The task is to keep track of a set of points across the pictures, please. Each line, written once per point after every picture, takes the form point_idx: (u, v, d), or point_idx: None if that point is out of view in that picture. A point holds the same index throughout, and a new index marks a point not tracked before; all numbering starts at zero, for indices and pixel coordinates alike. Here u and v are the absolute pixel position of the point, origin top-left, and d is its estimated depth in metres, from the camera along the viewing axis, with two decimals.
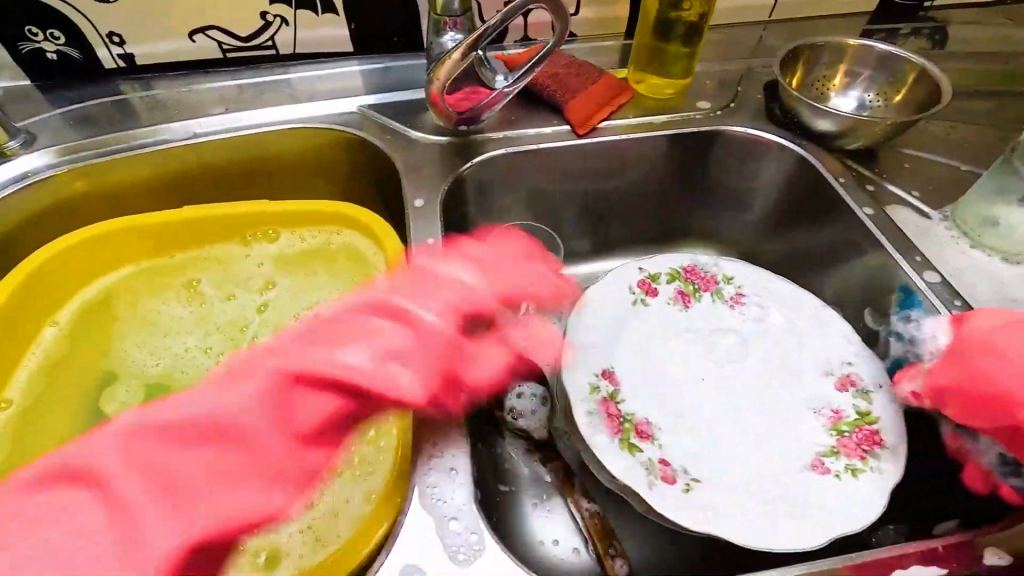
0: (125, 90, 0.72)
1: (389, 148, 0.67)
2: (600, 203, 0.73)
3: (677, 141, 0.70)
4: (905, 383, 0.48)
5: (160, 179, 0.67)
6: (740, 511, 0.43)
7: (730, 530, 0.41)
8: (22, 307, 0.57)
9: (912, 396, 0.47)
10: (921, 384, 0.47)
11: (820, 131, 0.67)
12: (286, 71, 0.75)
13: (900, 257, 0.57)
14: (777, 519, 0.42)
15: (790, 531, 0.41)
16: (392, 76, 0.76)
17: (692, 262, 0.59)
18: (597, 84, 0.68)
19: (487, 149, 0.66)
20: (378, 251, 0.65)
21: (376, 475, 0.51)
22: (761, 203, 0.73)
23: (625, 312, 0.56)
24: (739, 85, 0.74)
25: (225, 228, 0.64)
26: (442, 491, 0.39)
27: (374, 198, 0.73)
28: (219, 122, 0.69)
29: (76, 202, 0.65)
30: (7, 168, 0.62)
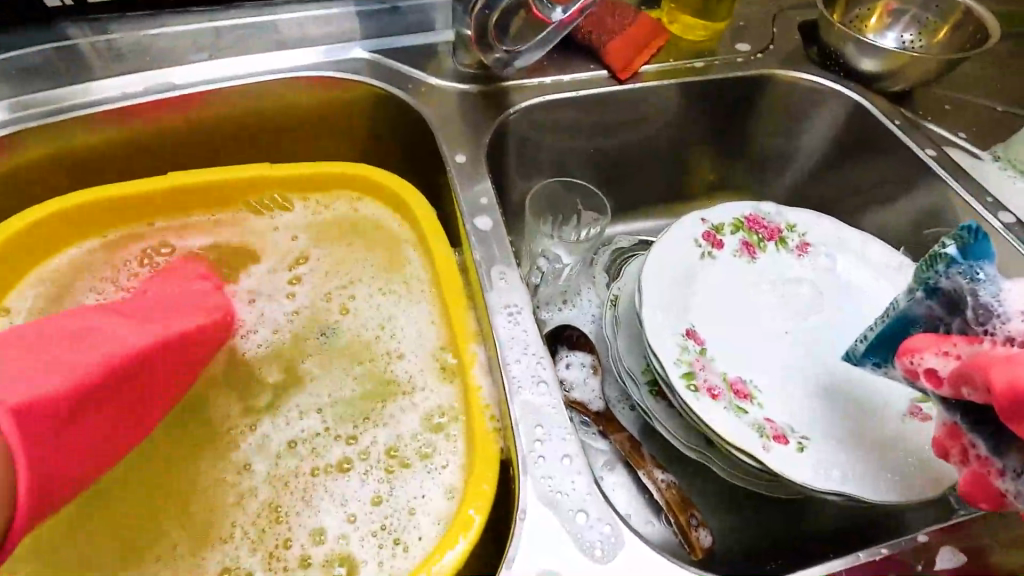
0: (74, 35, 0.59)
1: (415, 99, 0.59)
2: (637, 157, 0.68)
3: (721, 87, 0.66)
4: (929, 357, 0.35)
5: (136, 142, 0.56)
6: (868, 464, 0.43)
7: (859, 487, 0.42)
8: None
9: (927, 375, 0.36)
10: (949, 368, 0.34)
11: (864, 71, 0.64)
12: (272, 11, 0.64)
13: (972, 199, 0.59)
14: (903, 470, 0.43)
15: (920, 482, 0.42)
16: (400, 20, 0.66)
17: (752, 211, 0.56)
18: (636, 24, 0.63)
19: (526, 98, 0.60)
20: (408, 218, 0.57)
21: (450, 467, 0.44)
22: (802, 152, 0.70)
23: (694, 266, 0.52)
24: (774, 26, 0.70)
25: (223, 195, 0.56)
26: (559, 480, 0.35)
27: (392, 158, 0.65)
28: (202, 71, 0.58)
29: (32, 171, 0.54)
30: None
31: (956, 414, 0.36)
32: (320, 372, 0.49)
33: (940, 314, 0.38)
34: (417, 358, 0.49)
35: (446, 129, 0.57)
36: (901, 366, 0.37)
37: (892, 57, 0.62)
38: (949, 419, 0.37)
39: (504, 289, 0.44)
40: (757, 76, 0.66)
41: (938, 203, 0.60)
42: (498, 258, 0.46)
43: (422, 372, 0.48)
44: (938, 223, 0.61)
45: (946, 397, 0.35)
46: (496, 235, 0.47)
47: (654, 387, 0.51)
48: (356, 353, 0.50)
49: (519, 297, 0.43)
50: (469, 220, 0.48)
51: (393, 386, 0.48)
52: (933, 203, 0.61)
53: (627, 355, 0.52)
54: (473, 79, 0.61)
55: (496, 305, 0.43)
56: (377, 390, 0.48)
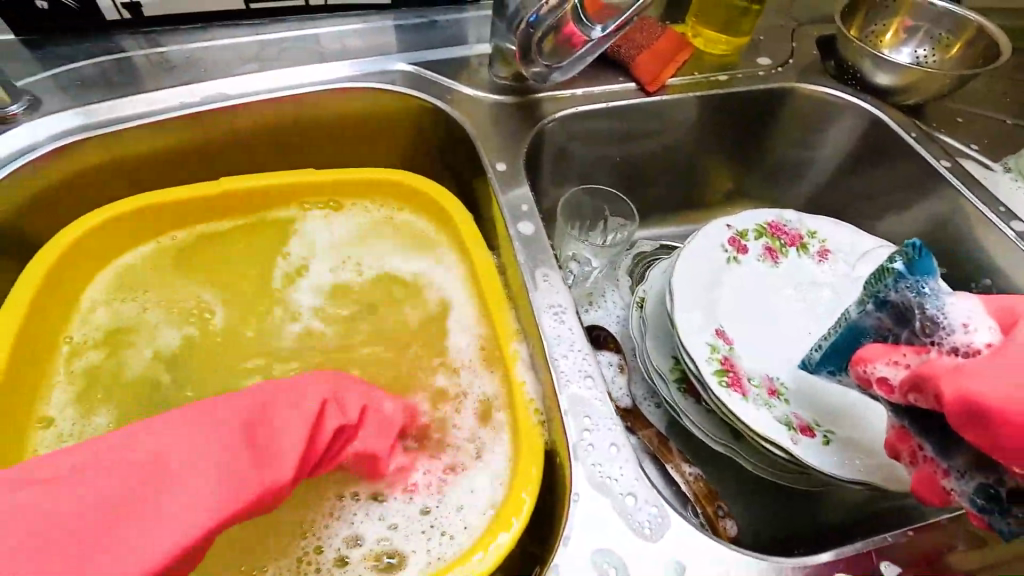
0: (129, 47, 0.62)
1: (453, 109, 0.62)
2: (660, 165, 0.71)
3: (742, 99, 0.69)
4: (883, 366, 0.39)
5: (190, 148, 0.59)
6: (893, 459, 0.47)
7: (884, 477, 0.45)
8: (54, 299, 0.51)
9: (879, 383, 0.39)
10: (901, 376, 0.38)
11: (880, 85, 0.67)
12: (315, 26, 0.67)
13: (985, 209, 0.61)
14: None
15: None
16: (436, 33, 0.69)
17: (775, 219, 0.59)
18: (662, 39, 0.66)
19: (558, 108, 0.63)
20: (445, 224, 0.60)
21: (494, 455, 0.46)
22: (819, 161, 0.73)
23: (721, 269, 0.55)
24: (793, 41, 0.73)
25: (274, 200, 0.59)
26: (608, 467, 0.38)
27: (429, 165, 0.68)
28: (252, 81, 0.61)
29: (96, 176, 0.56)
30: (11, 138, 0.53)
31: (903, 420, 0.40)
32: (369, 367, 0.52)
33: (890, 325, 0.41)
34: (461, 356, 0.52)
35: (485, 138, 0.60)
36: (855, 374, 0.41)
37: (907, 73, 0.65)
38: (899, 423, 0.41)
39: (547, 289, 0.47)
40: (777, 89, 0.69)
41: (952, 211, 0.63)
42: (540, 262, 0.49)
43: (465, 370, 0.51)
44: (949, 230, 0.64)
45: (896, 402, 0.39)
46: (539, 241, 0.51)
47: (683, 385, 0.53)
48: (402, 350, 0.53)
49: (562, 298, 0.47)
50: (512, 226, 0.52)
51: (438, 382, 0.51)
52: (944, 212, 0.64)
53: (656, 354, 0.55)
54: (508, 91, 0.64)
55: (543, 304, 0.46)
56: (423, 386, 0.51)
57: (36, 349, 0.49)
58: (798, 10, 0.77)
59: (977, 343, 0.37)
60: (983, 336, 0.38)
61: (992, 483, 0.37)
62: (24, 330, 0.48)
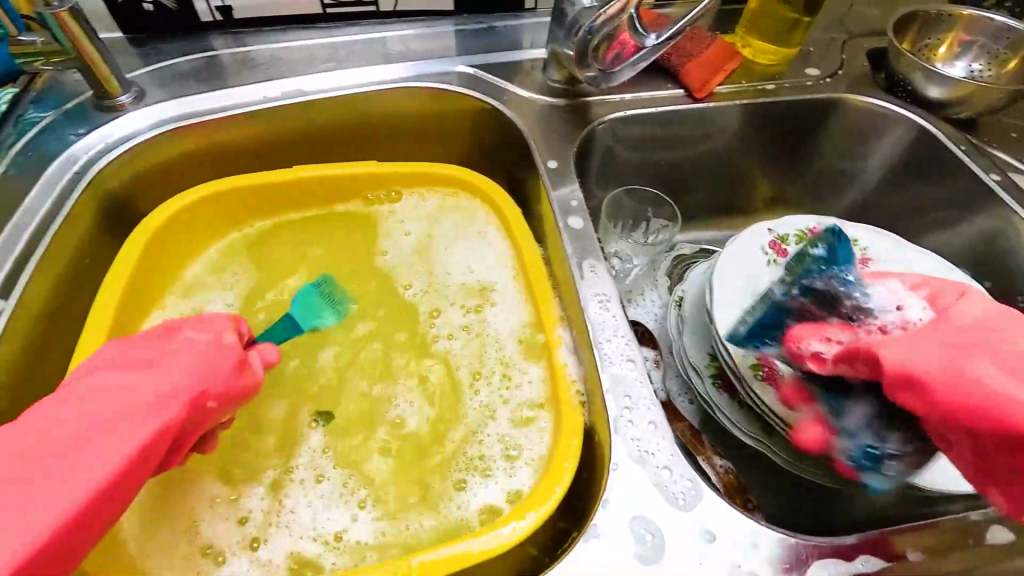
0: (218, 46, 0.68)
1: (509, 109, 0.66)
2: (704, 170, 0.74)
3: (789, 108, 0.70)
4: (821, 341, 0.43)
5: (269, 138, 0.65)
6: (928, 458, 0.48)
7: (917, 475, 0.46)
8: (150, 269, 0.57)
9: (813, 357, 0.43)
10: (833, 350, 0.42)
11: (931, 97, 0.68)
12: (384, 29, 0.72)
13: None
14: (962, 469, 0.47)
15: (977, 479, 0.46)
16: (495, 38, 0.73)
17: (816, 224, 0.61)
18: (712, 48, 0.68)
19: (608, 112, 0.66)
20: (496, 217, 0.64)
21: (537, 430, 0.50)
22: (864, 172, 0.74)
23: (761, 270, 0.57)
24: (843, 52, 0.74)
25: (340, 189, 0.64)
26: (646, 442, 0.42)
27: (481, 162, 0.72)
28: (326, 79, 0.66)
29: (187, 162, 0.63)
30: (119, 124, 0.59)
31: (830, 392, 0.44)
32: (423, 345, 0.56)
33: (812, 308, 0.45)
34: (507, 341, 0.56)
35: (538, 138, 0.64)
36: (790, 351, 0.45)
37: (960, 86, 0.65)
38: (801, 382, 0.46)
39: (594, 279, 0.51)
40: (825, 99, 0.70)
41: (1001, 226, 0.63)
42: (586, 255, 0.53)
43: (510, 354, 0.55)
44: (997, 245, 0.64)
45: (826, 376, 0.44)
46: (587, 235, 0.54)
47: (718, 380, 0.55)
48: (453, 333, 0.57)
49: (608, 288, 0.51)
50: (563, 220, 0.56)
51: (484, 365, 0.55)
52: (993, 227, 0.64)
53: (692, 349, 0.57)
54: (561, 93, 0.67)
55: (589, 292, 0.50)
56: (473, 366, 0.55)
57: (134, 312, 0.55)
58: (848, 23, 0.78)
59: (910, 317, 0.41)
60: (916, 311, 0.41)
61: (875, 446, 0.41)
62: (125, 294, 0.54)
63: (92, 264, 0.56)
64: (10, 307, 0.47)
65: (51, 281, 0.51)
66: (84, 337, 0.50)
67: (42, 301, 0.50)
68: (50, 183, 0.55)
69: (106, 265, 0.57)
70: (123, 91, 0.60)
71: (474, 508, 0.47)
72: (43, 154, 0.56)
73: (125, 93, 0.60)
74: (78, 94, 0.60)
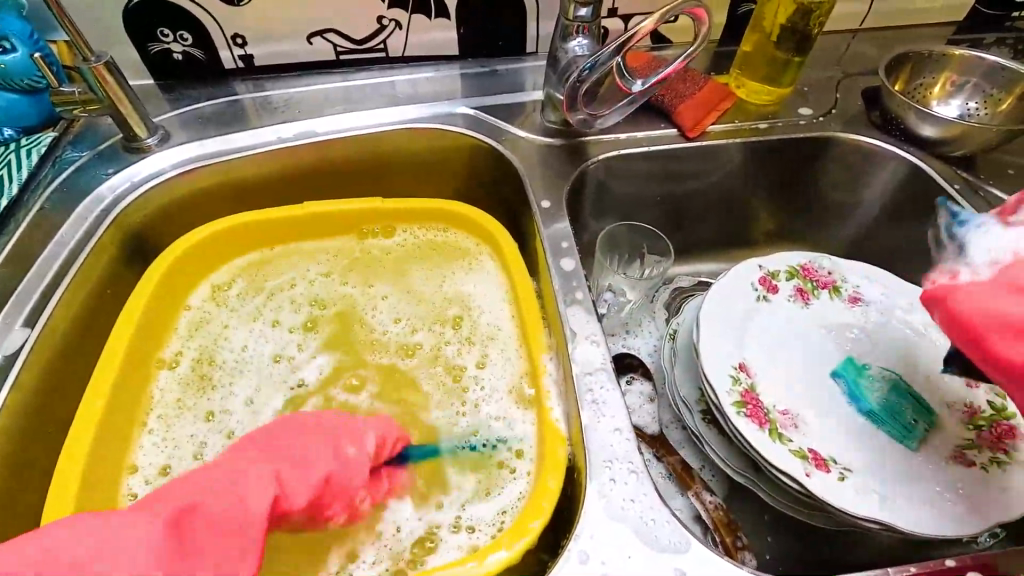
0: (239, 91, 0.73)
1: (506, 149, 0.69)
2: (702, 204, 0.75)
3: (783, 145, 0.72)
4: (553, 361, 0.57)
5: (279, 177, 0.69)
6: (912, 500, 0.47)
7: (907, 521, 0.45)
8: (163, 298, 0.61)
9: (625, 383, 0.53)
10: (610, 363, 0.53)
11: (924, 137, 0.68)
12: (392, 73, 0.76)
13: None
14: (950, 508, 0.46)
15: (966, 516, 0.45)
16: (499, 81, 0.77)
17: (808, 262, 0.62)
18: (705, 89, 0.71)
19: (600, 151, 0.68)
20: (493, 251, 0.67)
21: (520, 461, 0.53)
22: (859, 208, 0.75)
23: (750, 307, 0.58)
24: (839, 90, 0.76)
25: (345, 225, 0.68)
26: (619, 484, 0.43)
27: (482, 199, 0.75)
28: (338, 121, 0.70)
29: (206, 199, 0.67)
30: (144, 164, 0.64)
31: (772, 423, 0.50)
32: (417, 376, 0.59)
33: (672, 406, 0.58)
34: (500, 377, 0.58)
35: (536, 178, 0.66)
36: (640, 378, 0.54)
37: (954, 126, 0.65)
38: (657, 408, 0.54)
39: (577, 318, 0.53)
40: (819, 137, 0.71)
41: None
42: (574, 294, 0.55)
43: (500, 390, 0.57)
44: None
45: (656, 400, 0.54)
46: (577, 274, 0.57)
47: (707, 415, 0.55)
48: (446, 366, 0.60)
49: (596, 328, 0.52)
50: (556, 260, 0.58)
51: (474, 394, 0.57)
52: None
53: (682, 385, 0.57)
54: (556, 134, 0.70)
55: (581, 333, 0.52)
56: (464, 394, 0.57)
57: (150, 338, 0.58)
58: (846, 62, 0.79)
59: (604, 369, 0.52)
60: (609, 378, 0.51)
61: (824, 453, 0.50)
62: (142, 322, 0.57)
63: (114, 294, 0.59)
64: (34, 336, 0.51)
65: (75, 310, 0.55)
66: (100, 362, 0.54)
67: (66, 329, 0.53)
68: (79, 219, 0.59)
69: (126, 294, 0.61)
70: (150, 134, 0.65)
71: (458, 550, 0.48)
72: (75, 193, 0.61)
73: (151, 136, 0.65)
74: (110, 136, 0.65)
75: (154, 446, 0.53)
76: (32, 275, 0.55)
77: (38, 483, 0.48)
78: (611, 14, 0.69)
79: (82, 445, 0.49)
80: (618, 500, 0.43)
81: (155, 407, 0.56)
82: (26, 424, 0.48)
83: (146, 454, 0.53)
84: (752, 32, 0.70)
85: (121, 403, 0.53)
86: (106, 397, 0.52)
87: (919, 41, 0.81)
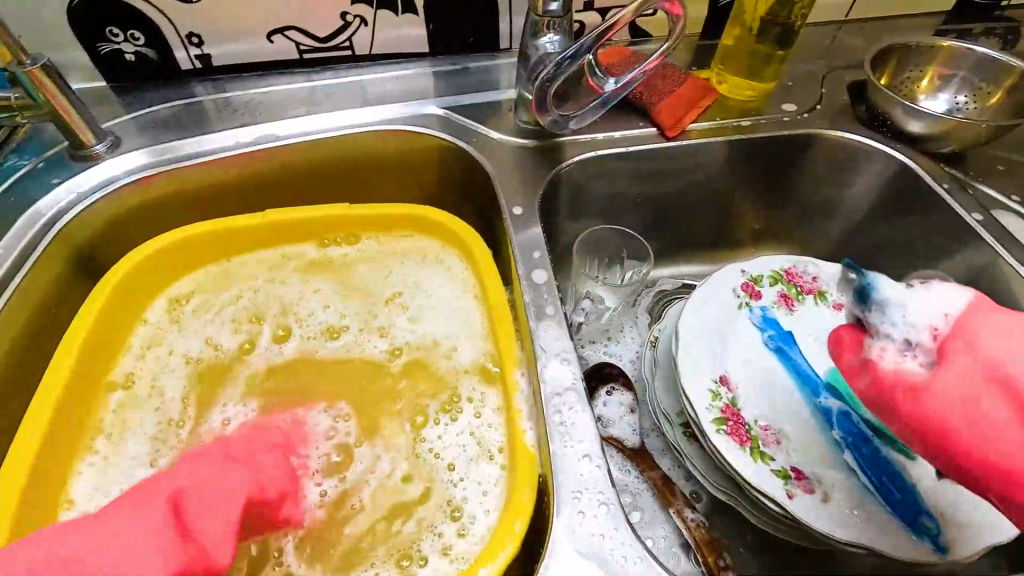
0: (197, 92, 0.70)
1: (478, 152, 0.66)
2: (684, 205, 0.72)
3: (767, 143, 0.69)
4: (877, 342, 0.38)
5: (237, 184, 0.65)
6: (878, 524, 0.44)
7: (883, 540, 0.44)
8: (116, 315, 0.57)
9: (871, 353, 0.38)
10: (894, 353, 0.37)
11: (912, 133, 0.66)
12: (359, 72, 0.73)
13: (1011, 260, 0.60)
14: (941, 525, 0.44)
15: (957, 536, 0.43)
16: (471, 79, 0.73)
17: (791, 265, 0.59)
18: (683, 86, 0.68)
19: (575, 152, 0.65)
20: (465, 257, 0.64)
21: (493, 480, 0.50)
22: (844, 206, 0.72)
23: (732, 314, 0.56)
24: (824, 85, 0.73)
25: (307, 232, 0.64)
26: (588, 518, 0.41)
27: (456, 203, 0.72)
28: (300, 124, 0.66)
29: (161, 208, 0.63)
30: (93, 172, 0.61)
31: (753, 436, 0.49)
32: (383, 393, 0.55)
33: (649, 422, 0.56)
34: (473, 391, 0.55)
35: (507, 180, 0.64)
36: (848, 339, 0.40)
37: (942, 121, 0.63)
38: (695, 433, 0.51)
39: (552, 335, 0.50)
40: (803, 135, 0.69)
41: (986, 263, 0.61)
42: (545, 307, 0.52)
43: (474, 402, 0.54)
44: (983, 285, 0.62)
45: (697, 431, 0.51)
46: (550, 286, 0.54)
47: (687, 429, 0.52)
48: (415, 379, 0.56)
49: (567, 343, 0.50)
50: (528, 271, 0.55)
51: (444, 409, 0.54)
52: (981, 266, 0.62)
53: (662, 397, 0.54)
54: (530, 134, 0.67)
55: (552, 349, 0.49)
56: (435, 410, 0.54)
57: (98, 359, 0.55)
58: (830, 55, 0.76)
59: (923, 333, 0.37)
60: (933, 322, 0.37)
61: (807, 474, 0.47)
62: (88, 341, 0.54)
63: (59, 311, 0.56)
64: None
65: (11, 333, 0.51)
66: (41, 387, 0.50)
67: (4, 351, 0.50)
68: (21, 233, 0.56)
69: (74, 311, 0.58)
70: (98, 140, 0.62)
71: None
72: (17, 204, 0.57)
73: (100, 142, 0.61)
74: (55, 144, 0.62)
75: (95, 479, 0.50)
76: None
77: None
78: (585, 9, 0.66)
79: (20, 476, 0.46)
80: (588, 533, 0.40)
81: (105, 427, 0.52)
82: None
83: (86, 490, 0.49)
84: (732, 25, 0.67)
85: (65, 427, 0.50)
86: (46, 425, 0.49)
87: (903, 33, 0.79)
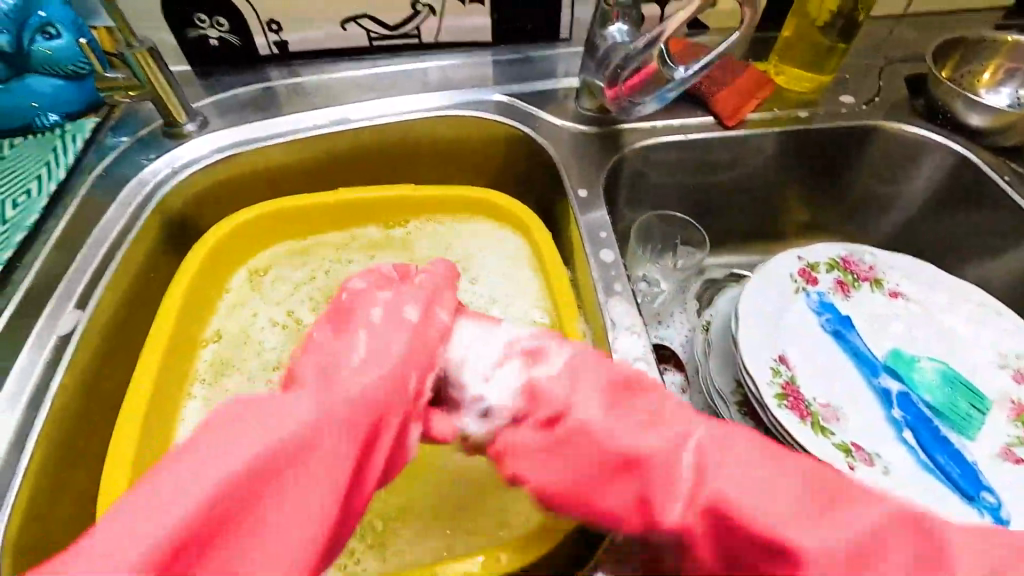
0: (274, 77, 0.74)
1: (541, 137, 0.69)
2: (737, 195, 0.74)
3: (824, 134, 0.70)
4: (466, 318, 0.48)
5: (311, 163, 0.69)
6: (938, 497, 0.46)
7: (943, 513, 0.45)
8: (206, 282, 0.62)
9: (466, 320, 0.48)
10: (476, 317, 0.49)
11: (972, 126, 0.67)
12: (425, 60, 0.76)
13: None
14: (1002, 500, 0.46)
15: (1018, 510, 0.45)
16: (532, 67, 0.76)
17: (848, 253, 0.60)
18: (742, 77, 0.70)
19: (636, 140, 0.68)
20: (527, 239, 0.66)
21: None
22: (899, 199, 0.73)
23: (790, 298, 0.57)
24: (882, 78, 0.74)
25: (378, 213, 0.68)
26: None
27: (515, 188, 0.75)
28: (372, 107, 0.70)
29: (242, 185, 0.68)
30: (185, 149, 0.65)
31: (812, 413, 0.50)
32: None
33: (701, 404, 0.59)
34: None
35: (570, 165, 0.66)
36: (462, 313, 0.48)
37: (1005, 115, 0.64)
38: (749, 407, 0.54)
39: (619, 312, 0.53)
40: (861, 127, 0.70)
41: None
42: (612, 286, 0.55)
43: None
44: None
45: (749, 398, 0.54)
46: (615, 266, 0.56)
47: (744, 408, 0.54)
48: None
49: (633, 320, 0.52)
50: (594, 251, 0.58)
51: None
52: None
53: (719, 376, 0.56)
54: (591, 121, 0.69)
55: (620, 324, 0.52)
56: None
57: (192, 321, 0.59)
58: (889, 48, 0.77)
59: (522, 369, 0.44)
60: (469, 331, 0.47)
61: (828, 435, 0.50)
62: (184, 304, 0.58)
63: (156, 277, 0.61)
64: (85, 317, 0.52)
65: (119, 294, 0.56)
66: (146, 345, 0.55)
67: (114, 310, 0.55)
68: (124, 204, 0.60)
69: (168, 277, 0.62)
70: (189, 119, 0.66)
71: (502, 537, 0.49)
72: (119, 176, 0.62)
73: (190, 122, 0.66)
74: (149, 122, 0.66)
75: (196, 429, 0.54)
76: (80, 257, 0.56)
77: (93, 458, 0.50)
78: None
79: (132, 422, 0.51)
80: None
81: (202, 384, 0.57)
82: (80, 401, 0.50)
83: None
84: (794, 17, 0.69)
85: (167, 381, 0.55)
86: (153, 378, 0.53)
87: (963, 27, 0.79)
